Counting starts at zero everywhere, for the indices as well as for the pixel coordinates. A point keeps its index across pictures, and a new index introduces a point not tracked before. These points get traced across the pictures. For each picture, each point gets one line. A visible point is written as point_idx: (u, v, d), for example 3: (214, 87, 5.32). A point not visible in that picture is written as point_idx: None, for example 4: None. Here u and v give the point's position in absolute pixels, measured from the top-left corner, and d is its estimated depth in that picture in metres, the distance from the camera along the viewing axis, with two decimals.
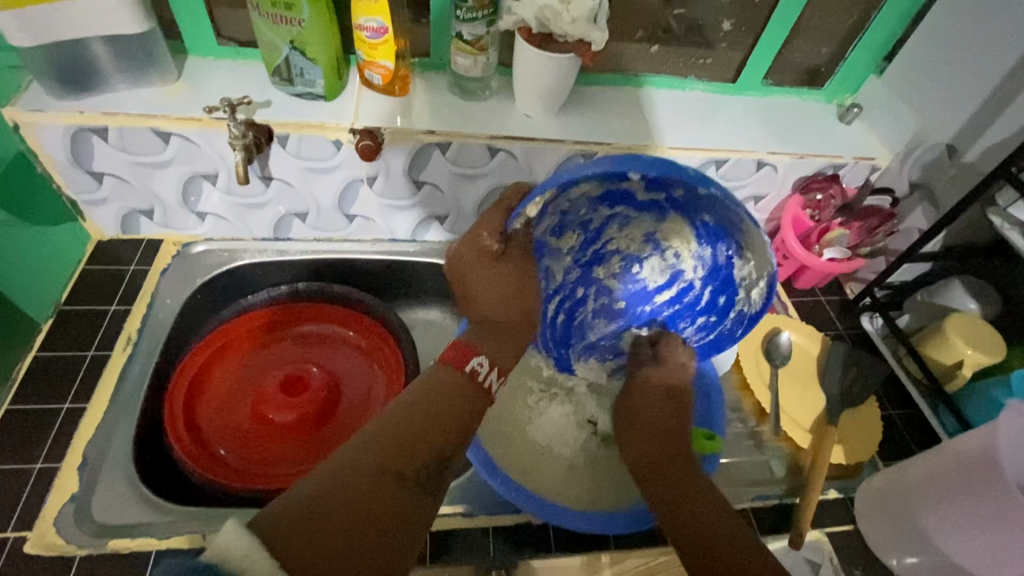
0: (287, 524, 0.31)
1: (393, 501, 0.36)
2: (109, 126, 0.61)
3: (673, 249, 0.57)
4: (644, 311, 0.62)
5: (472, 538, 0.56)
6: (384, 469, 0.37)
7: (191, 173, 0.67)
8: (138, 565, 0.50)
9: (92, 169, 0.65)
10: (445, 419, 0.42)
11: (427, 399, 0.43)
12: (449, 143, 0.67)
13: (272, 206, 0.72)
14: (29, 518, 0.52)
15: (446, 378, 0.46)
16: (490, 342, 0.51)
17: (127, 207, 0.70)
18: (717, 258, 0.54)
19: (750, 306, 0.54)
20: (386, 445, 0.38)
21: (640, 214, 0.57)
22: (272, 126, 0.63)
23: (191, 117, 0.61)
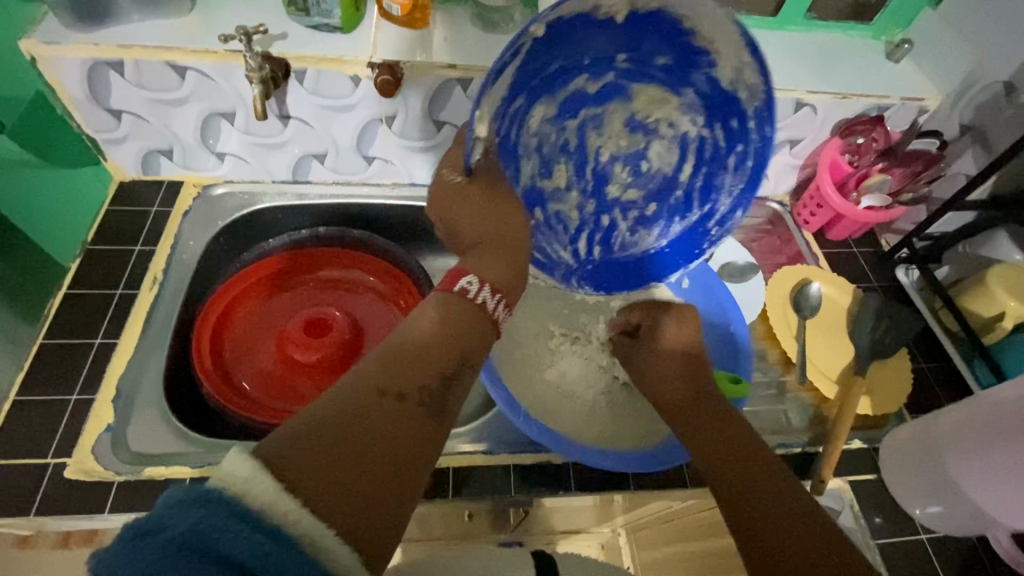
0: (289, 452, 0.30)
1: (394, 421, 0.35)
2: (124, 59, 0.59)
3: (661, 122, 0.56)
4: (677, 197, 0.57)
5: (492, 475, 0.57)
6: (384, 390, 0.36)
7: (209, 110, 0.65)
8: (174, 490, 0.53)
9: (110, 106, 0.64)
10: (447, 341, 0.41)
11: (431, 324, 0.41)
12: (471, 79, 0.65)
13: (290, 147, 0.71)
14: (68, 445, 0.54)
15: (436, 304, 0.43)
16: (478, 262, 0.48)
17: (146, 147, 0.70)
18: (699, 66, 0.49)
19: (754, 97, 0.46)
20: (385, 370, 0.37)
21: (607, 110, 0.57)
22: (289, 59, 0.61)
23: (207, 50, 0.60)
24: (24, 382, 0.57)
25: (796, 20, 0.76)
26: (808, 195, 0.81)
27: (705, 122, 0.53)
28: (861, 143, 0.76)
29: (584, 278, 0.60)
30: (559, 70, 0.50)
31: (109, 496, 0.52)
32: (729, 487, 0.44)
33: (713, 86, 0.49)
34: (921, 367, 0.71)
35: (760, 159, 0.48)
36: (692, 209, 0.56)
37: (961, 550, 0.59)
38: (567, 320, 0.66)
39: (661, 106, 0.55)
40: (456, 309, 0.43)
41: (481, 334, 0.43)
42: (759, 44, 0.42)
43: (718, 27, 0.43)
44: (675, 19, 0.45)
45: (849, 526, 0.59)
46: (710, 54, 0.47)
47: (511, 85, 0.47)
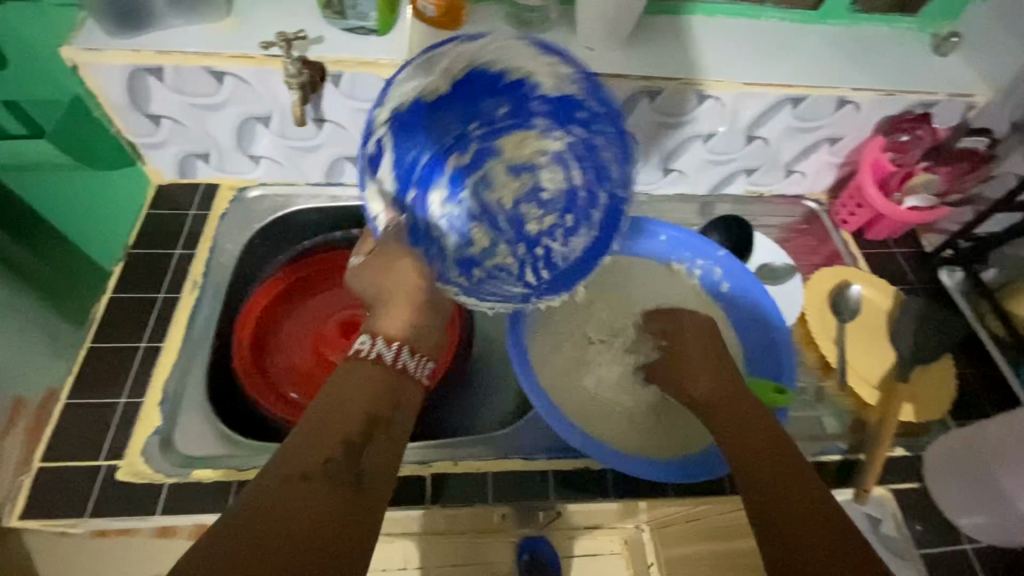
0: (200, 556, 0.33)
1: (307, 498, 0.38)
2: (164, 65, 0.60)
3: (535, 160, 0.65)
4: (580, 195, 0.63)
5: (531, 480, 0.57)
6: (291, 472, 0.39)
7: (246, 115, 0.66)
8: (222, 493, 0.54)
9: (149, 111, 0.65)
10: (351, 405, 0.45)
11: (334, 395, 0.46)
12: None
13: (324, 149, 0.71)
14: (119, 448, 0.56)
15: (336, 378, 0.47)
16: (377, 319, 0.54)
17: (183, 151, 0.70)
18: (527, 95, 0.59)
19: (575, 84, 0.56)
20: (293, 451, 0.41)
21: (490, 169, 0.67)
22: (325, 64, 0.61)
23: (245, 55, 0.60)
24: (74, 385, 0.59)
25: (839, 14, 0.74)
26: (848, 194, 0.79)
27: (562, 132, 0.61)
28: (905, 141, 0.74)
29: (539, 291, 0.61)
30: (432, 157, 0.61)
31: (161, 497, 0.53)
32: (756, 477, 0.46)
33: (548, 101, 0.58)
34: (964, 372, 0.69)
35: (613, 120, 0.56)
36: (597, 196, 0.62)
37: (1007, 560, 0.59)
38: (604, 325, 0.66)
39: (526, 145, 0.64)
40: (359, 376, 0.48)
41: (383, 388, 0.48)
42: (545, 42, 0.53)
43: (518, 53, 0.55)
44: (483, 71, 0.57)
45: (891, 534, 0.59)
46: (525, 80, 0.57)
47: (396, 180, 0.57)
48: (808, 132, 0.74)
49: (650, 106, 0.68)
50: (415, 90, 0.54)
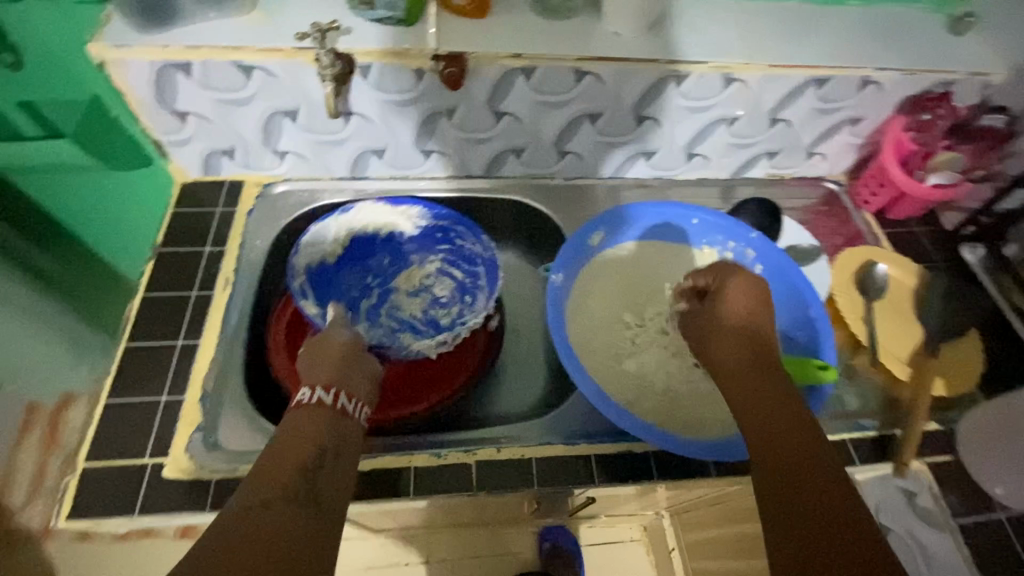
0: None
1: (267, 525, 0.38)
2: (193, 60, 0.59)
3: (414, 285, 0.74)
4: (475, 274, 0.72)
5: (573, 464, 0.58)
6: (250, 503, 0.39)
7: (273, 110, 0.65)
8: None
9: (176, 108, 0.64)
10: (301, 440, 0.46)
11: (285, 436, 0.46)
12: (534, 67, 0.64)
13: (350, 143, 0.71)
14: (164, 445, 0.55)
15: (289, 422, 0.48)
16: (316, 372, 0.54)
17: (209, 148, 0.70)
18: (401, 243, 0.74)
19: (411, 215, 0.73)
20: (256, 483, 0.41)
21: (394, 303, 0.73)
22: (354, 55, 0.60)
23: (274, 48, 0.59)
24: (114, 384, 0.59)
25: None
26: (870, 174, 0.80)
27: (421, 254, 0.75)
28: (927, 120, 0.74)
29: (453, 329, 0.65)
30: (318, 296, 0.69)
31: (209, 493, 0.53)
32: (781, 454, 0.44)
33: (415, 241, 0.74)
34: (991, 347, 0.70)
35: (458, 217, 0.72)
36: (482, 265, 0.71)
37: None
38: (640, 311, 0.67)
39: (412, 277, 0.74)
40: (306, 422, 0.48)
41: (334, 426, 0.49)
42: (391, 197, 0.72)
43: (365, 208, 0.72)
44: (364, 232, 0.73)
45: (928, 507, 0.60)
46: (394, 230, 0.74)
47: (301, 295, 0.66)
48: (830, 114, 0.74)
49: (676, 90, 0.69)
50: (318, 252, 0.70)
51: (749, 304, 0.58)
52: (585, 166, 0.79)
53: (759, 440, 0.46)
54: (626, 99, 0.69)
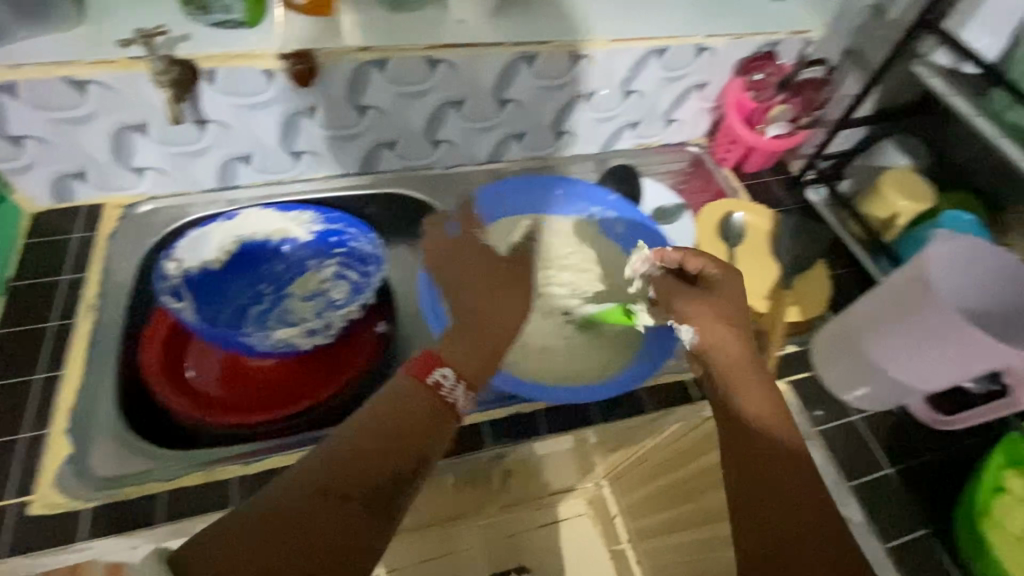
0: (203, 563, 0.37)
1: (323, 527, 0.40)
2: (16, 80, 0.57)
3: (306, 290, 0.72)
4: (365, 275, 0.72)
5: (468, 434, 0.59)
6: (312, 492, 0.41)
7: (118, 124, 0.63)
8: (153, 505, 0.52)
9: (9, 132, 0.61)
10: (398, 434, 0.45)
11: (386, 415, 0.46)
12: (386, 59, 0.66)
13: (212, 152, 0.69)
14: (27, 483, 0.52)
15: (401, 389, 0.48)
16: (461, 347, 0.52)
17: (55, 172, 0.66)
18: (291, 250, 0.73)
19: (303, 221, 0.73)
20: (337, 470, 0.42)
21: (284, 308, 0.71)
22: (195, 61, 0.60)
23: (106, 59, 0.58)
24: None
25: None
26: (722, 135, 0.87)
27: (315, 260, 0.74)
28: (760, 79, 0.82)
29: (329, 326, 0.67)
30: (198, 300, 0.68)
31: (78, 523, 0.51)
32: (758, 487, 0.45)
33: (308, 246, 0.74)
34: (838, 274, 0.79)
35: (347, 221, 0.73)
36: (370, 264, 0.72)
37: (891, 423, 0.67)
38: None
39: (306, 283, 0.73)
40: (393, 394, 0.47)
41: (432, 423, 0.47)
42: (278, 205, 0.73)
43: (254, 218, 0.72)
44: (254, 239, 0.73)
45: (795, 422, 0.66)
46: (286, 237, 0.73)
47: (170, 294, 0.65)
48: (677, 81, 0.81)
49: (530, 71, 0.72)
50: (201, 258, 0.69)
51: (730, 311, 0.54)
52: (460, 152, 0.81)
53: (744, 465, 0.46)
54: (484, 82, 0.72)
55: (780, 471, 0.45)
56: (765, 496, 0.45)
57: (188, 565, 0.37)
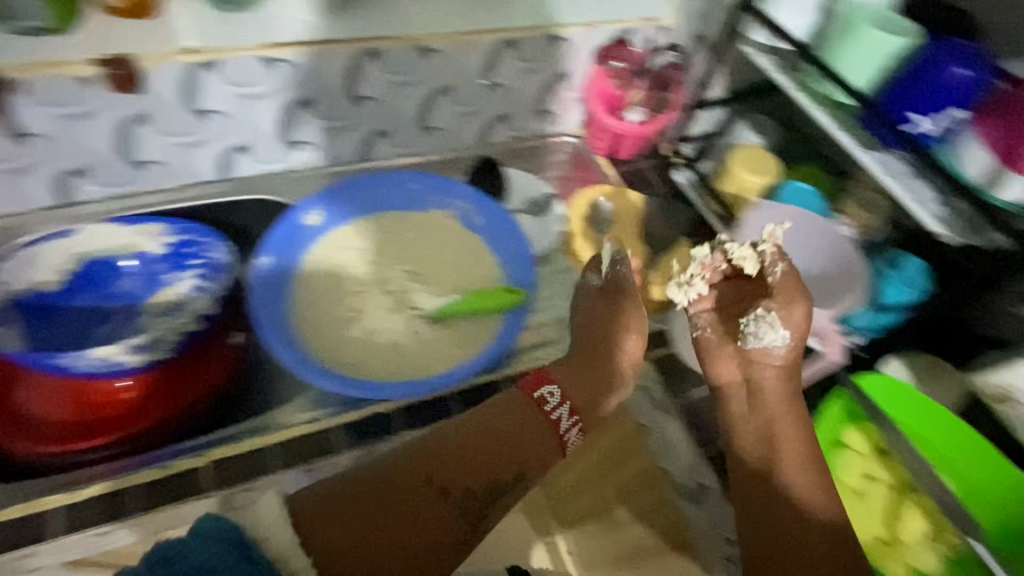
0: (310, 510, 0.50)
1: (435, 512, 0.54)
2: (34, 78, 0.63)
3: (155, 307, 0.76)
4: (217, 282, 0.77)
5: None
6: (439, 488, 0.55)
7: (121, 120, 0.71)
8: None
9: (18, 128, 0.67)
10: (501, 447, 0.59)
11: (486, 426, 0.60)
12: (375, 51, 0.74)
13: (213, 142, 0.78)
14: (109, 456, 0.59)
15: (521, 401, 0.63)
16: (574, 381, 0.66)
17: (54, 169, 0.73)
18: (154, 261, 0.77)
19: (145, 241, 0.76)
20: (449, 462, 0.57)
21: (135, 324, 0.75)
22: (195, 53, 0.68)
23: (106, 55, 0.65)
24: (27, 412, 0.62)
25: None
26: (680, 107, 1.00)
27: (168, 272, 0.77)
28: None
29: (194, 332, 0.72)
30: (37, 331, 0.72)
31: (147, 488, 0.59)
32: (767, 543, 0.55)
33: (156, 260, 0.77)
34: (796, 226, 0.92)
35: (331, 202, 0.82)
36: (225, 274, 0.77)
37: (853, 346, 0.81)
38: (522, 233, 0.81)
39: (161, 300, 0.76)
40: (444, 442, 0.58)
41: (545, 444, 0.61)
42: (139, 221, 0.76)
43: (96, 238, 0.75)
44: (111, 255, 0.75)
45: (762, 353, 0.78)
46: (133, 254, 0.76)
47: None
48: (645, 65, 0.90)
49: (511, 56, 0.82)
50: (27, 282, 0.72)
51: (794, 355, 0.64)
52: (445, 134, 0.90)
53: (769, 518, 0.56)
54: (466, 66, 0.81)
55: (805, 537, 0.55)
56: (771, 535, 0.55)
57: (303, 513, 0.50)
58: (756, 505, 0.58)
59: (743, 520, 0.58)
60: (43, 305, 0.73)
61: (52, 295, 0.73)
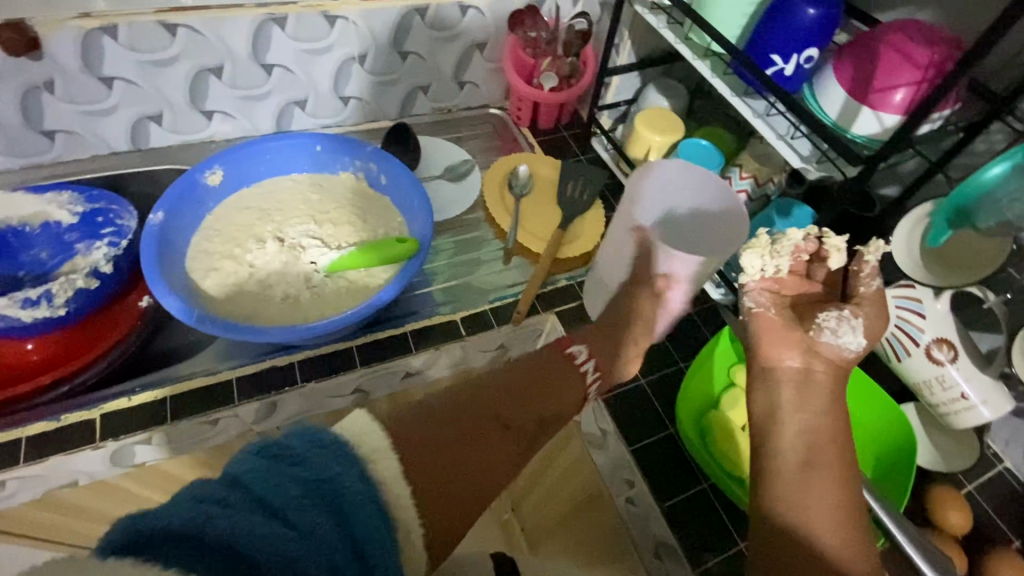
0: (403, 424, 0.41)
1: (492, 441, 0.44)
2: (119, 23, 0.65)
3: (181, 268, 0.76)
4: None
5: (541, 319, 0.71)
6: (495, 415, 0.46)
7: (199, 69, 0.72)
8: (286, 377, 0.61)
9: (102, 74, 0.68)
10: (545, 396, 0.50)
11: (529, 371, 0.52)
12: (426, 7, 0.76)
13: (274, 96, 0.79)
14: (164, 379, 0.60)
15: (551, 358, 0.55)
16: (599, 346, 0.59)
17: (137, 113, 0.74)
18: (103, 218, 0.70)
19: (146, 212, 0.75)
20: (500, 398, 0.48)
21: None
22: (271, 7, 0.69)
23: (196, 5, 0.67)
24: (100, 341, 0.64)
25: None
26: None
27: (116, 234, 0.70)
28: None
29: None
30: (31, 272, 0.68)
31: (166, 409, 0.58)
32: (825, 513, 0.43)
33: (72, 228, 0.70)
34: None
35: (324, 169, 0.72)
36: None
37: None
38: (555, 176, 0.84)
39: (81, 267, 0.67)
40: (604, 347, 0.59)
41: (574, 390, 0.53)
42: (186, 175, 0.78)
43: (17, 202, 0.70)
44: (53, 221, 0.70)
45: None
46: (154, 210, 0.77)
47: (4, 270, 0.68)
48: None
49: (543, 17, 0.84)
50: (19, 219, 0.70)
51: (832, 371, 0.52)
52: (480, 94, 0.91)
53: (769, 500, 0.45)
54: (499, 25, 0.82)
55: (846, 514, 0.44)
56: (808, 501, 0.44)
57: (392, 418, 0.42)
58: (792, 457, 0.47)
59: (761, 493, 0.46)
60: (51, 238, 0.69)
61: (59, 227, 0.70)
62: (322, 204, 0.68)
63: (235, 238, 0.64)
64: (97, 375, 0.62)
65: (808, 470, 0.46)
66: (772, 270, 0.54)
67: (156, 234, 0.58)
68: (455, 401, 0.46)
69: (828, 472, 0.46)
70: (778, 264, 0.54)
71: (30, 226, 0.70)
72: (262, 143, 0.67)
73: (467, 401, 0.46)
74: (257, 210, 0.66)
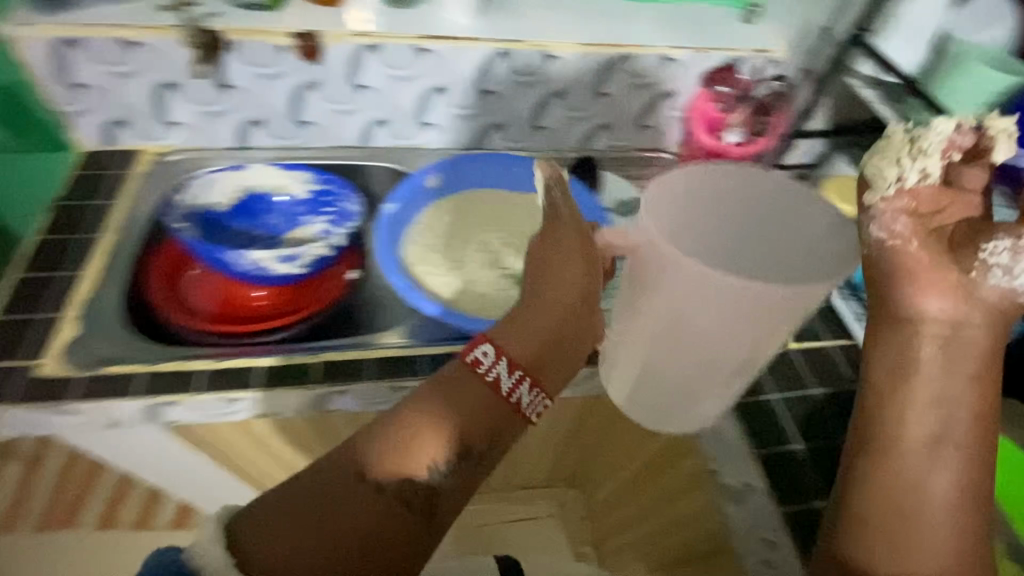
0: (252, 526, 0.48)
1: (361, 502, 0.49)
2: (383, 44, 0.79)
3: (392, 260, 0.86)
4: None
5: None
6: (360, 476, 0.50)
7: (428, 86, 0.84)
8: (458, 363, 0.68)
9: (358, 83, 0.82)
10: (415, 442, 0.52)
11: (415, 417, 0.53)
12: (630, 56, 0.84)
13: (480, 118, 0.89)
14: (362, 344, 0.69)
15: (449, 377, 0.55)
16: (512, 336, 0.55)
17: (369, 118, 0.87)
18: (330, 200, 0.84)
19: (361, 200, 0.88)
20: (365, 457, 0.51)
21: None
22: (502, 44, 0.81)
23: (444, 36, 0.80)
24: None
25: None
26: None
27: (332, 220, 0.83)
28: None
29: None
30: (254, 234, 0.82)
31: (361, 367, 0.66)
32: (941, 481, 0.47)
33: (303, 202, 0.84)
34: None
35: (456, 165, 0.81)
36: None
37: None
38: None
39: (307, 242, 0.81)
40: (521, 336, 0.55)
41: (493, 415, 0.53)
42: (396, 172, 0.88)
43: (266, 174, 0.84)
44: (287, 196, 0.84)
45: None
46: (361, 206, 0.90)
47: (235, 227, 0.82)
48: None
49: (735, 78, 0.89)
50: (264, 186, 0.84)
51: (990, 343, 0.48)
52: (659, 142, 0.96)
53: (889, 470, 0.48)
54: (693, 80, 0.88)
55: (965, 485, 0.48)
56: (927, 474, 0.48)
57: (231, 527, 0.48)
58: (930, 420, 0.48)
59: (867, 463, 0.49)
60: (284, 212, 0.83)
61: (291, 202, 0.84)
62: (517, 221, 0.76)
63: (441, 235, 0.72)
64: (307, 328, 0.73)
65: (939, 443, 0.48)
66: (914, 177, 0.47)
67: (389, 221, 0.71)
68: (407, 447, 0.52)
69: (954, 451, 0.48)
70: (922, 168, 0.47)
71: (272, 195, 0.84)
72: (472, 159, 0.79)
73: (332, 473, 0.51)
74: (460, 216, 0.75)
